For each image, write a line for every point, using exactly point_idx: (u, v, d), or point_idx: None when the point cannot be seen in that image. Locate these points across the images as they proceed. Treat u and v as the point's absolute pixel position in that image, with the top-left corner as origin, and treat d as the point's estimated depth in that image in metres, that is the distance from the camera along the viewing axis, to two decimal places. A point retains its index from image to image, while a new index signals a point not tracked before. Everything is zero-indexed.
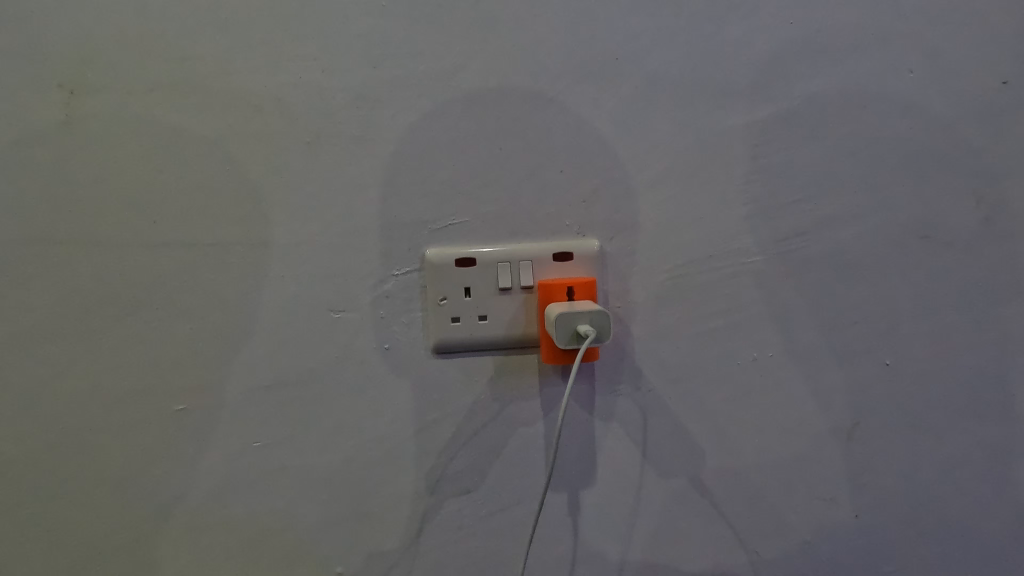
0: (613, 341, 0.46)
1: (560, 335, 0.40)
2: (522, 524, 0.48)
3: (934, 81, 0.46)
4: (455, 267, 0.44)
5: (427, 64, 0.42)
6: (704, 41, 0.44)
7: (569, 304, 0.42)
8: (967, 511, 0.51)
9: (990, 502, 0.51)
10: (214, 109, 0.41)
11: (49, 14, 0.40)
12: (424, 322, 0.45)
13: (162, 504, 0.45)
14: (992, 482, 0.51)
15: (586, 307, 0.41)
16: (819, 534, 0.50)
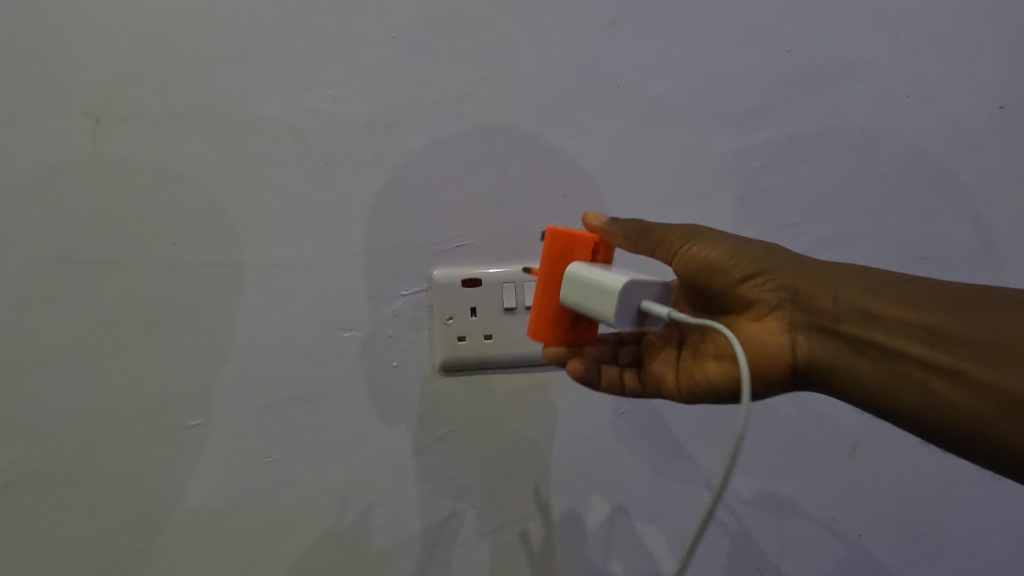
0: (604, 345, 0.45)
1: (624, 312, 0.34)
2: (524, 541, 0.48)
3: (930, 106, 0.47)
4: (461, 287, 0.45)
5: (435, 92, 0.44)
6: (704, 68, 0.46)
7: (601, 267, 0.36)
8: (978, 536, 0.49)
9: (1001, 528, 0.49)
10: (230, 136, 0.43)
11: (75, 46, 0.42)
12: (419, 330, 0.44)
13: (177, 515, 0.46)
14: (1003, 504, 0.49)
15: (636, 274, 0.35)
16: (823, 556, 0.48)
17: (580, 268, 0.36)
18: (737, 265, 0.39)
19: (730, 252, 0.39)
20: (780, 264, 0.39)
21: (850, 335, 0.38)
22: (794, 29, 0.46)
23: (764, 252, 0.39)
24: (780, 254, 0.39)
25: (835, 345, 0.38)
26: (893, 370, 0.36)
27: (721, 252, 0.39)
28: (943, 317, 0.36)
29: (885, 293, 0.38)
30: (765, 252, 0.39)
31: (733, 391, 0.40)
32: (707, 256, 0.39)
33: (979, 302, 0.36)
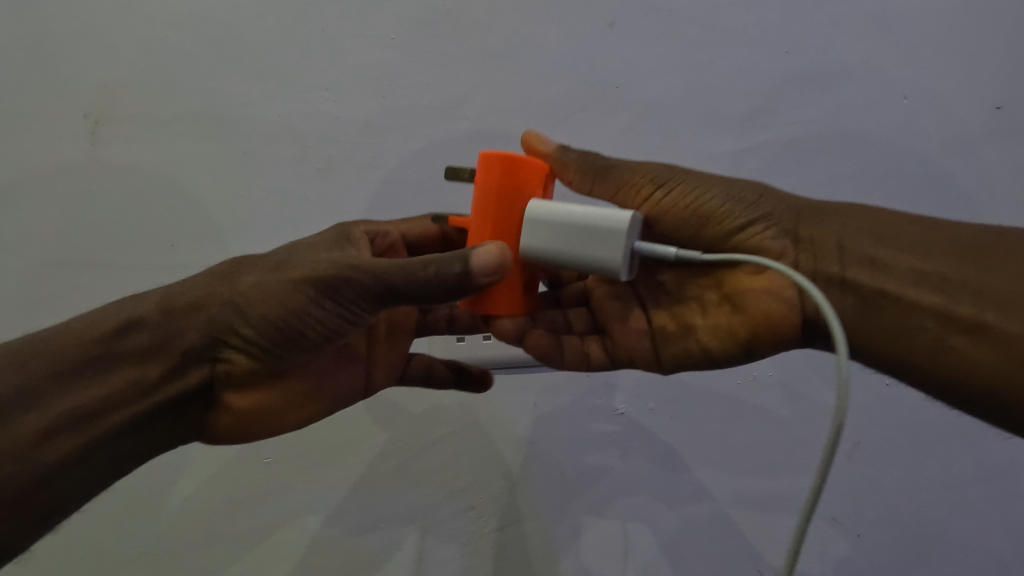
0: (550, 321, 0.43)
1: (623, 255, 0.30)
2: (526, 544, 0.46)
3: (928, 106, 0.47)
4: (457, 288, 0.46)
5: (434, 94, 0.44)
6: (702, 70, 0.46)
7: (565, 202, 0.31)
8: (982, 538, 0.48)
9: (1004, 530, 0.49)
10: (229, 138, 0.43)
11: (75, 50, 0.42)
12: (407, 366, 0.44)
13: (167, 522, 0.44)
14: (1006, 506, 0.48)
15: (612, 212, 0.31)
16: (826, 558, 0.48)
17: (543, 206, 0.31)
18: (731, 212, 0.37)
19: (720, 199, 0.37)
20: (776, 215, 0.38)
21: (860, 285, 0.36)
22: (792, 31, 0.46)
23: (757, 200, 0.38)
24: (773, 203, 0.38)
25: (845, 299, 0.37)
26: (906, 319, 0.35)
27: (711, 200, 0.37)
28: (953, 266, 0.35)
29: (892, 240, 0.37)
30: (758, 200, 0.38)
31: (730, 353, 0.39)
32: (692, 199, 0.37)
33: (991, 250, 0.35)
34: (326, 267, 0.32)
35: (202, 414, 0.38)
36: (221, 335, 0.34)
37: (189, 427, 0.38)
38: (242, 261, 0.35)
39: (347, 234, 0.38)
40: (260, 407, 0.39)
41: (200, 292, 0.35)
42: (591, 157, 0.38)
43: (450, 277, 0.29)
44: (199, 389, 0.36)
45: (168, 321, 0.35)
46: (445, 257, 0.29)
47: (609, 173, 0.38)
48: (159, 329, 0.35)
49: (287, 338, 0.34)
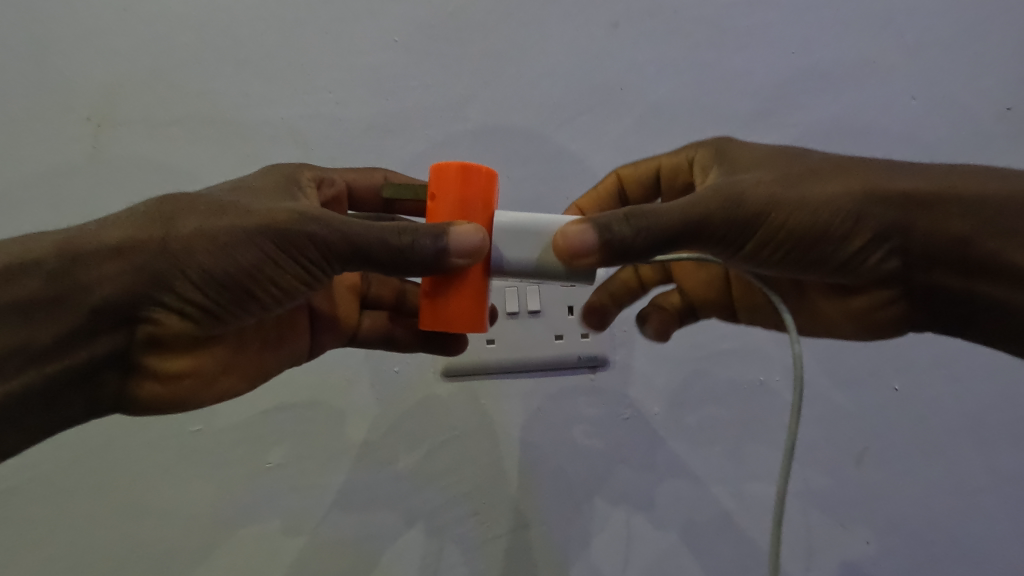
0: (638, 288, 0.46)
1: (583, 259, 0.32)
2: (532, 551, 0.45)
3: (937, 106, 0.46)
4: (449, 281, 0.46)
5: (437, 96, 0.44)
6: (707, 70, 0.45)
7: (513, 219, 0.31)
8: (999, 548, 0.47)
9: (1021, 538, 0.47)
10: (231, 140, 0.43)
11: (78, 53, 0.42)
12: (358, 330, 0.43)
13: (162, 519, 0.43)
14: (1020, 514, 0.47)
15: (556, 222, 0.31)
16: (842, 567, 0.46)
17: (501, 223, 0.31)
18: (818, 248, 0.31)
19: (810, 236, 0.30)
20: (876, 239, 0.30)
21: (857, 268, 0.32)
22: (798, 31, 0.45)
23: (852, 222, 0.30)
24: (867, 219, 0.30)
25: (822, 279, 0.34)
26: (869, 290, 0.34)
27: (797, 235, 0.30)
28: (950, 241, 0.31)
29: (895, 209, 0.30)
30: (853, 221, 0.30)
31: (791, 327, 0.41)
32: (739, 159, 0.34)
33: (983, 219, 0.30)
34: (287, 220, 0.29)
35: (118, 382, 0.34)
36: (155, 293, 0.30)
37: (105, 394, 0.34)
38: (175, 199, 0.31)
39: (294, 179, 0.37)
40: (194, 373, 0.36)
41: (126, 232, 0.30)
42: (642, 221, 0.28)
43: (423, 250, 0.28)
44: (121, 350, 0.32)
45: (77, 271, 0.30)
46: (419, 226, 0.29)
47: (671, 231, 0.28)
48: (65, 280, 0.30)
49: (232, 295, 0.31)
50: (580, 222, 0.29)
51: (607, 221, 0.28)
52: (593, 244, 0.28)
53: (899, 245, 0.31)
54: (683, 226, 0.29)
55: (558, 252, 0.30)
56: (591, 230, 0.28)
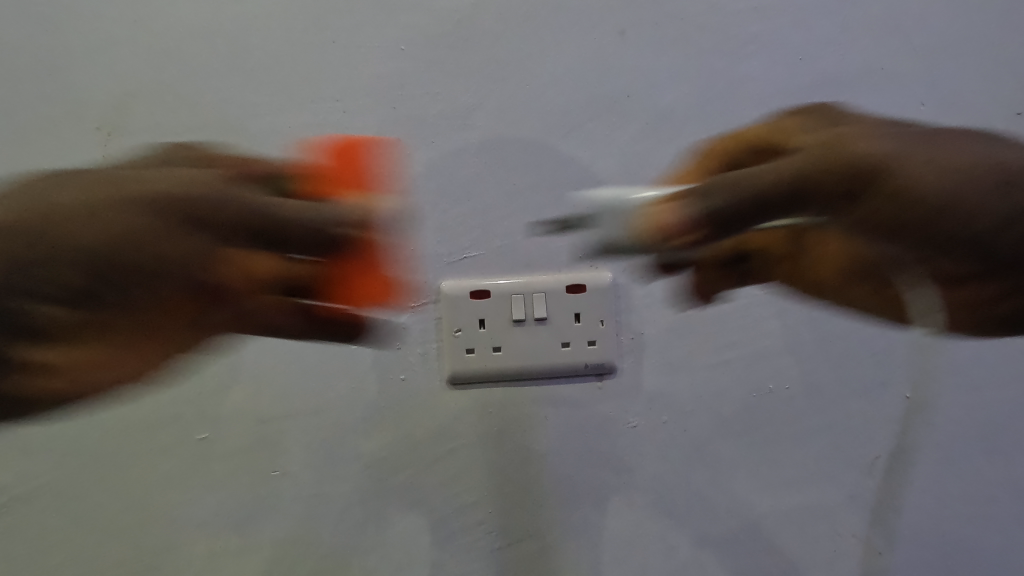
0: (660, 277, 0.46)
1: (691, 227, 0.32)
2: (538, 558, 0.45)
3: (946, 113, 0.46)
4: (451, 287, 0.45)
5: (444, 104, 0.44)
6: (714, 76, 0.45)
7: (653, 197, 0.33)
8: (1012, 559, 0.46)
9: None
10: (239, 150, 0.43)
11: (89, 64, 0.43)
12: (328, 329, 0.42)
13: (161, 530, 0.43)
14: None
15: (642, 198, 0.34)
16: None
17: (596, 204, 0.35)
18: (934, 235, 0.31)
19: (931, 217, 0.30)
20: (996, 225, 0.31)
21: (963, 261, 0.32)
22: (806, 37, 0.45)
23: (982, 203, 0.30)
24: (983, 209, 0.30)
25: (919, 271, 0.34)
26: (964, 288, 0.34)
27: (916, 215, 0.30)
28: None
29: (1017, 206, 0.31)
30: (979, 204, 0.30)
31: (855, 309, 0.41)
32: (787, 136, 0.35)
33: None
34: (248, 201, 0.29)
35: None
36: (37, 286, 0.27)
37: None
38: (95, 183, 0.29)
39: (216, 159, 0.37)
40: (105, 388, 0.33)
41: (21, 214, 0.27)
42: (753, 193, 0.28)
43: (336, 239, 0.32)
44: None
45: None
46: (343, 216, 0.32)
47: (787, 204, 0.29)
48: None
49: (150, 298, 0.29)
50: (676, 206, 0.30)
51: (710, 196, 0.29)
52: (695, 220, 0.29)
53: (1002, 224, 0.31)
54: (802, 199, 0.29)
55: (655, 237, 0.31)
56: (694, 205, 0.29)
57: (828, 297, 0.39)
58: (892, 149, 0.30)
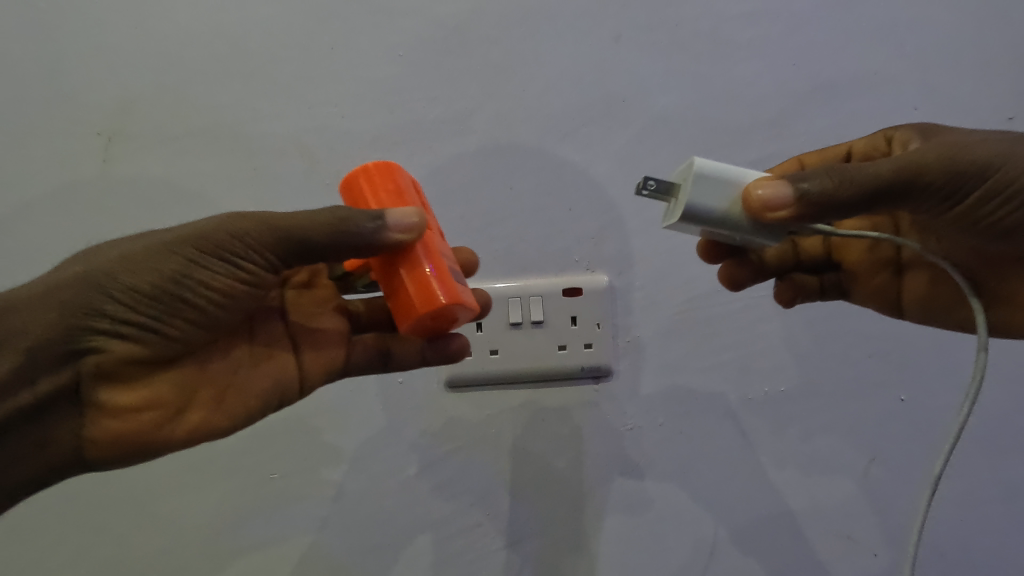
0: (657, 280, 0.46)
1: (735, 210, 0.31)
2: (534, 560, 0.45)
3: (940, 117, 0.46)
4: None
5: (441, 109, 0.45)
6: (709, 81, 0.46)
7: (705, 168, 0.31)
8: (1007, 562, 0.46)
9: None
10: (238, 154, 0.44)
11: (89, 69, 0.43)
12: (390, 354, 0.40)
13: (146, 532, 0.44)
14: None
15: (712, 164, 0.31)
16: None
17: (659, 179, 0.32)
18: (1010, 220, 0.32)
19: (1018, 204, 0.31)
20: None
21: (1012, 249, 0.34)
22: (800, 42, 0.46)
23: None
24: None
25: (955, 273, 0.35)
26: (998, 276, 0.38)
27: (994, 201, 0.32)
28: None
29: None
30: None
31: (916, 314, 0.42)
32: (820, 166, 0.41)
33: None
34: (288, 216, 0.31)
35: (68, 425, 0.32)
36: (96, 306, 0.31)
37: (57, 446, 0.32)
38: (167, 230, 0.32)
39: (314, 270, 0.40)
40: (151, 407, 0.34)
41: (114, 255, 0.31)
42: (851, 179, 0.29)
43: (367, 232, 0.30)
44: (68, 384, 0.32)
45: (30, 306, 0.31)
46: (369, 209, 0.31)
47: (880, 189, 0.30)
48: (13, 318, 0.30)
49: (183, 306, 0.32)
50: (774, 179, 0.30)
51: (808, 177, 0.30)
52: (789, 197, 0.29)
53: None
54: (890, 187, 0.30)
55: (748, 209, 0.31)
56: (788, 184, 0.30)
57: (857, 298, 0.44)
58: (1001, 146, 0.31)
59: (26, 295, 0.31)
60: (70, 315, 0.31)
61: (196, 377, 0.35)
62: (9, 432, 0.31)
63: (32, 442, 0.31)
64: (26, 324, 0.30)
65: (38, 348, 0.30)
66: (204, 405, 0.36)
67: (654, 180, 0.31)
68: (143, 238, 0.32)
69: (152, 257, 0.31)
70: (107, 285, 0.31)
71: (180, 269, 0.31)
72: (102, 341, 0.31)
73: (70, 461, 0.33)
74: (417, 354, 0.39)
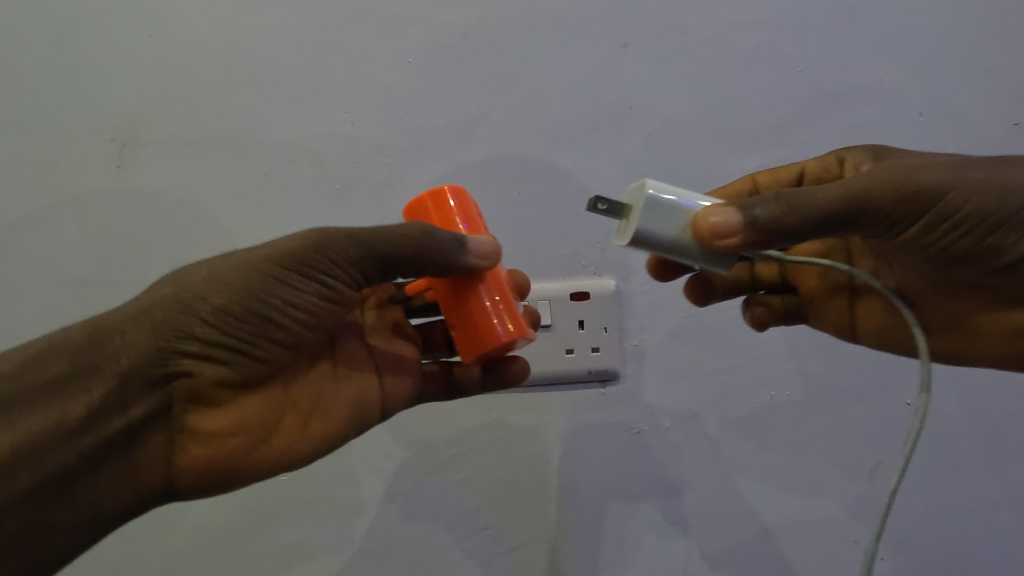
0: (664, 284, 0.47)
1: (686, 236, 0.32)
2: (541, 563, 0.45)
3: (943, 124, 0.47)
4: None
5: (450, 115, 0.45)
6: (715, 88, 0.46)
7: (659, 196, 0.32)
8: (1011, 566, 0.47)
9: None
10: (249, 160, 0.44)
11: (104, 76, 0.44)
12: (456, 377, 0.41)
13: (156, 533, 0.44)
14: None
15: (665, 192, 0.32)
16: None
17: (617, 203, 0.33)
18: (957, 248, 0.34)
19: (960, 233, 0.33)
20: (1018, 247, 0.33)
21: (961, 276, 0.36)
22: (805, 49, 0.46)
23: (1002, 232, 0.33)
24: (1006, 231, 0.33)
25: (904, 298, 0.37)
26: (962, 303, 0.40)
27: (937, 232, 0.33)
28: None
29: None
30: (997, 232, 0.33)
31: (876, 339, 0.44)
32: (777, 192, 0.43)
33: None
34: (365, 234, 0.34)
35: (164, 447, 0.35)
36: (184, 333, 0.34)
37: (154, 470, 0.35)
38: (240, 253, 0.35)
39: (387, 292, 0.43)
40: (239, 430, 0.37)
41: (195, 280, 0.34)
42: (796, 206, 0.31)
43: (443, 245, 0.33)
44: (162, 407, 0.35)
45: (120, 335, 0.33)
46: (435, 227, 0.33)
47: (826, 217, 0.31)
48: (106, 347, 0.33)
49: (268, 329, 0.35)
50: (725, 206, 0.32)
51: (756, 206, 0.31)
52: (737, 224, 0.31)
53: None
54: (836, 215, 0.31)
55: (696, 235, 0.32)
56: (735, 211, 0.31)
57: (814, 321, 0.46)
58: (948, 174, 0.32)
59: (121, 322, 0.34)
60: (163, 341, 0.34)
61: (280, 399, 0.38)
62: (110, 453, 0.33)
63: (132, 464, 0.34)
64: (123, 352, 0.33)
65: (132, 373, 0.33)
66: (288, 426, 0.38)
67: (606, 200, 0.31)
68: (222, 260, 0.35)
69: (233, 279, 0.34)
70: (194, 308, 0.34)
71: (261, 290, 0.34)
72: (194, 364, 0.35)
73: (168, 483, 0.35)
74: (478, 382, 0.41)
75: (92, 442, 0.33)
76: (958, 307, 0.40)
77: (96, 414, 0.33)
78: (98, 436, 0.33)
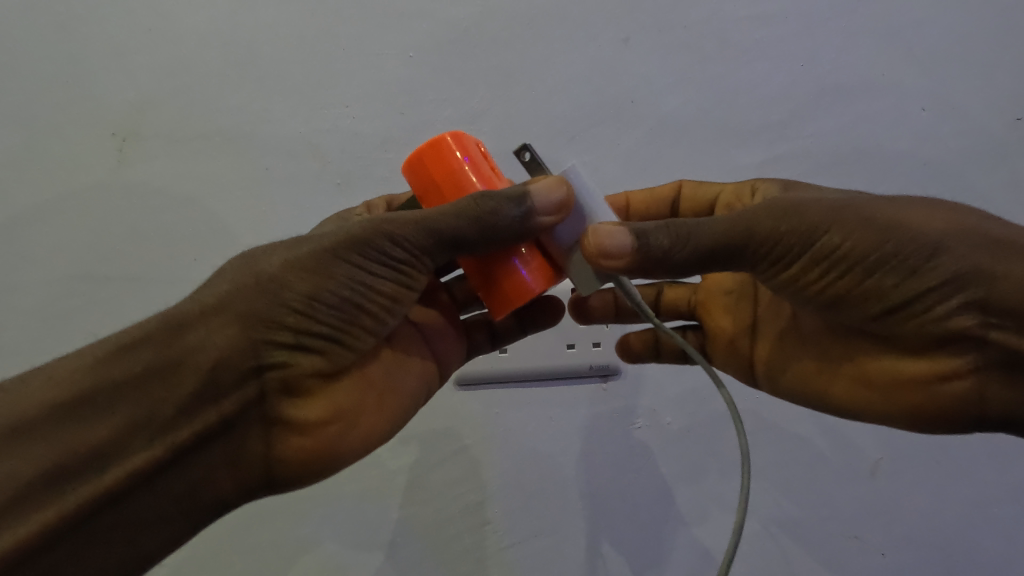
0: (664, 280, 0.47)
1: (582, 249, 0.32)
2: (542, 559, 0.45)
3: (947, 118, 0.46)
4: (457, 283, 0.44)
5: (451, 110, 0.45)
6: (717, 83, 0.46)
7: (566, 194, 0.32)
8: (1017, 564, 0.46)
9: None
10: (249, 155, 0.44)
11: (105, 71, 0.44)
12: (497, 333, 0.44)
13: None
14: None
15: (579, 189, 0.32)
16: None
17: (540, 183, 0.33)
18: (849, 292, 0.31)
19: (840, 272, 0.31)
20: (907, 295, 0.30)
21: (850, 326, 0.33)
22: (808, 44, 0.46)
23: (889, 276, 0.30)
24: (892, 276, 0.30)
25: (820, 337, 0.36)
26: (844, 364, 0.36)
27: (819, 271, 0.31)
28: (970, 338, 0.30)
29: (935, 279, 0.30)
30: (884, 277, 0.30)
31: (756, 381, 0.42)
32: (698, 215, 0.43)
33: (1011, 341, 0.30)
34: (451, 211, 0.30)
35: (261, 441, 0.34)
36: (267, 327, 0.32)
37: (252, 462, 0.34)
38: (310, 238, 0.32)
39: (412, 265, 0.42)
40: (333, 419, 0.35)
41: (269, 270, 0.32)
42: (672, 235, 0.30)
43: (512, 217, 0.30)
44: (252, 402, 0.33)
45: (200, 329, 0.31)
46: (505, 193, 0.30)
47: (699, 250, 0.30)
48: (183, 341, 0.31)
49: (355, 316, 0.33)
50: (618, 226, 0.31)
51: (645, 231, 0.30)
52: (624, 244, 0.30)
53: (981, 299, 0.29)
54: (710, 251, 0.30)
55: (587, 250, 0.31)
56: (627, 233, 0.30)
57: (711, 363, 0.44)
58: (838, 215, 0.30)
59: (203, 312, 0.32)
60: (253, 329, 0.31)
61: (364, 384, 0.36)
62: (206, 446, 0.32)
63: (226, 461, 0.33)
64: (207, 342, 0.31)
65: (223, 366, 0.31)
66: (371, 411, 0.36)
67: (530, 150, 0.33)
68: (301, 244, 0.32)
69: (318, 267, 0.31)
70: (283, 296, 0.31)
71: (344, 275, 0.32)
72: (286, 355, 0.32)
73: (264, 477, 0.34)
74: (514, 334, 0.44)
75: (188, 437, 0.31)
76: (850, 360, 0.35)
77: (189, 411, 0.31)
78: (193, 431, 0.31)
